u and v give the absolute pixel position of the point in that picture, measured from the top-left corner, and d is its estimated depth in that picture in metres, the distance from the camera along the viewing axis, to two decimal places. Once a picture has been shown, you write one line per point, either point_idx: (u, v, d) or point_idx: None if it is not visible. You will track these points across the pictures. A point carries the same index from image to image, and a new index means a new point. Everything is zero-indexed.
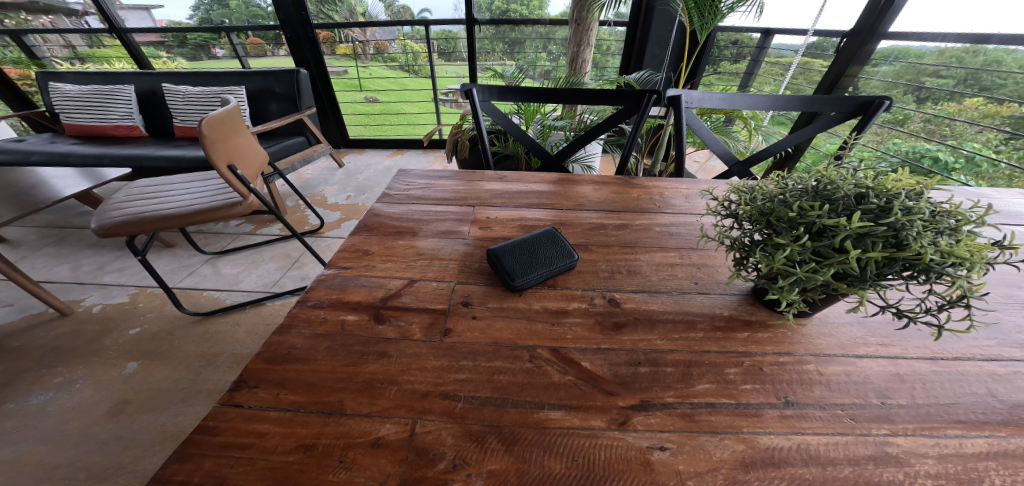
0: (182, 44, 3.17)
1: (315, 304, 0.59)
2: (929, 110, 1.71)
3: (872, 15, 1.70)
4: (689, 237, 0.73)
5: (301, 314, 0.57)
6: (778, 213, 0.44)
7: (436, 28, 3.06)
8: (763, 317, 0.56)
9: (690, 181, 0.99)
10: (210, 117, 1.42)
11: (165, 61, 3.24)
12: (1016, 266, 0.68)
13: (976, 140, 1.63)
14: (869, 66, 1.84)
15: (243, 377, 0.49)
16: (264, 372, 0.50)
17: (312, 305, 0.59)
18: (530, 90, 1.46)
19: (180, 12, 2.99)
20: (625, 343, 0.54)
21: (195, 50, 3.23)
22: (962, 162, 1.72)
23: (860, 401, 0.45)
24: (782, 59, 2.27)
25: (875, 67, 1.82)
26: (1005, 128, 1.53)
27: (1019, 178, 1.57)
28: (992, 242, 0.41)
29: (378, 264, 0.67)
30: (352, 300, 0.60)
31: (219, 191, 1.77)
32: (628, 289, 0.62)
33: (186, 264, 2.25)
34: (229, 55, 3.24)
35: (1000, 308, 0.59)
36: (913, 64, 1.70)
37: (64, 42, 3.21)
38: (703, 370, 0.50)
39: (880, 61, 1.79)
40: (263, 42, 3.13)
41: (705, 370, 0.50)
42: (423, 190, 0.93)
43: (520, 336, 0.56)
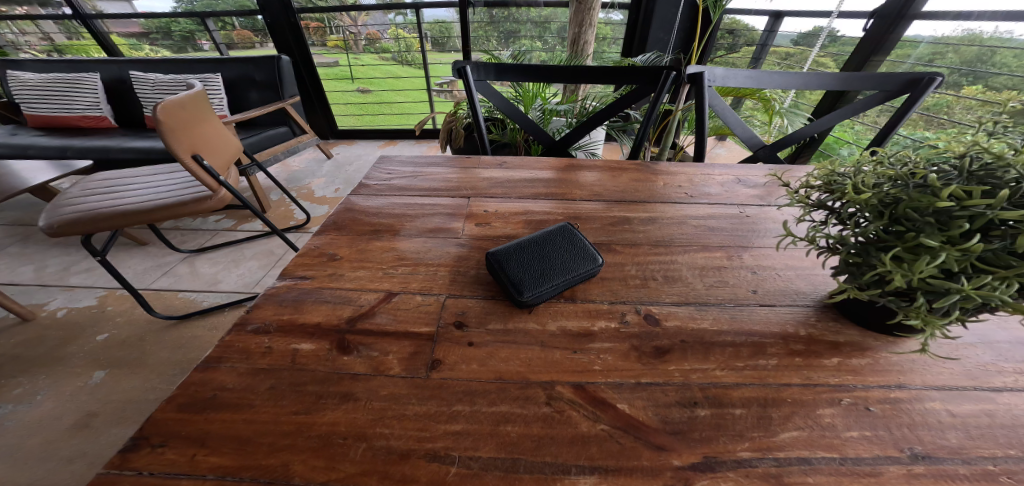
0: (167, 36, 2.95)
1: (259, 328, 0.44)
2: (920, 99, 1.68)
3: None
4: (735, 233, 0.60)
5: (237, 341, 0.43)
6: (920, 203, 0.31)
7: (428, 16, 2.88)
8: (852, 337, 0.42)
9: (720, 167, 0.85)
10: (166, 102, 1.24)
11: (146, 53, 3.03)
12: None
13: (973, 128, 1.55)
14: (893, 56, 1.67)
15: (145, 431, 0.35)
16: (176, 425, 0.36)
17: (253, 329, 0.44)
18: (531, 68, 1.30)
19: (163, 4, 2.78)
20: (672, 376, 0.41)
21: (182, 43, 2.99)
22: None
23: (1018, 454, 0.32)
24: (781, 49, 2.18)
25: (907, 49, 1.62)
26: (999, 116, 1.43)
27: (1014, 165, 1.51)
28: None
29: (346, 271, 0.52)
30: (309, 321, 0.45)
31: (187, 184, 1.60)
32: (668, 301, 0.48)
33: (161, 263, 2.07)
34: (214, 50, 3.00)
35: None
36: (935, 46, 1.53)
37: (42, 35, 3.03)
38: (787, 411, 0.36)
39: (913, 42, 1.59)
40: (253, 34, 2.91)
41: (789, 411, 0.36)
42: (408, 179, 0.78)
43: (531, 368, 0.42)
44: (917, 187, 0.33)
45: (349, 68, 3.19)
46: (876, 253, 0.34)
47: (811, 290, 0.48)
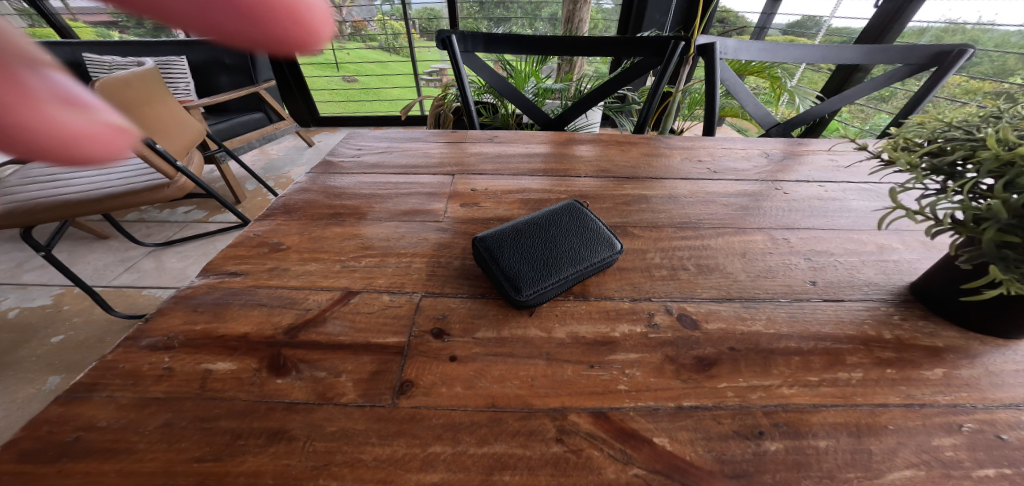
0: None
1: (161, 341, 0.32)
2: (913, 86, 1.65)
3: None
4: (775, 212, 0.50)
5: (124, 362, 0.31)
6: None
7: (416, 6, 2.69)
8: (950, 341, 0.33)
9: (741, 141, 0.74)
10: (108, 78, 1.09)
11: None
12: None
13: None
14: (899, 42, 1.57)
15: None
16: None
17: (153, 344, 0.32)
18: (524, 38, 1.17)
19: None
20: (726, 397, 0.31)
21: None
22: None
23: None
24: None
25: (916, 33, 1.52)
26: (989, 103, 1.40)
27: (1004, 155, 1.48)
28: None
29: (292, 264, 0.40)
30: (233, 331, 0.33)
31: (141, 171, 1.44)
32: (705, 296, 0.38)
33: (123, 258, 1.90)
34: None
35: None
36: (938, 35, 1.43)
37: None
38: (891, 443, 0.28)
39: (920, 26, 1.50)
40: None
41: (894, 444, 0.28)
42: (381, 155, 0.66)
43: (536, 390, 0.31)
44: None
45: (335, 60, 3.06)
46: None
47: (883, 281, 0.39)
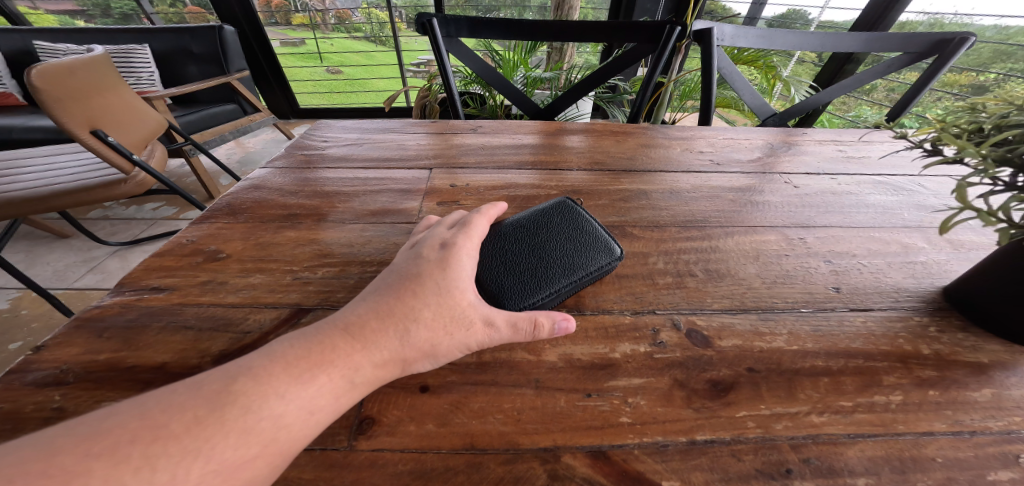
0: (106, 13, 2.56)
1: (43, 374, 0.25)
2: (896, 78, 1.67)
3: None
4: (787, 210, 0.45)
5: (3, 401, 0.23)
6: None
7: None
8: (994, 356, 0.29)
9: (742, 131, 0.70)
10: (46, 64, 0.99)
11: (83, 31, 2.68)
12: None
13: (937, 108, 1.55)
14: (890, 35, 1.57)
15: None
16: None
17: (42, 379, 0.25)
18: (511, 24, 1.10)
19: None
20: (746, 429, 0.25)
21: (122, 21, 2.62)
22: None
23: None
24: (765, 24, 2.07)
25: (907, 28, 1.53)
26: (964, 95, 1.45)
27: None
28: None
29: (232, 277, 0.34)
30: (142, 358, 0.27)
31: (97, 167, 1.34)
32: (714, 307, 0.33)
33: (86, 258, 1.79)
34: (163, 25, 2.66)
35: None
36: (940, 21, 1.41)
37: None
38: (941, 479, 0.22)
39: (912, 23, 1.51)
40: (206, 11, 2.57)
41: (947, 481, 0.22)
42: (350, 147, 0.60)
43: (523, 426, 0.26)
44: None
45: (319, 51, 2.94)
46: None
47: (913, 286, 0.35)
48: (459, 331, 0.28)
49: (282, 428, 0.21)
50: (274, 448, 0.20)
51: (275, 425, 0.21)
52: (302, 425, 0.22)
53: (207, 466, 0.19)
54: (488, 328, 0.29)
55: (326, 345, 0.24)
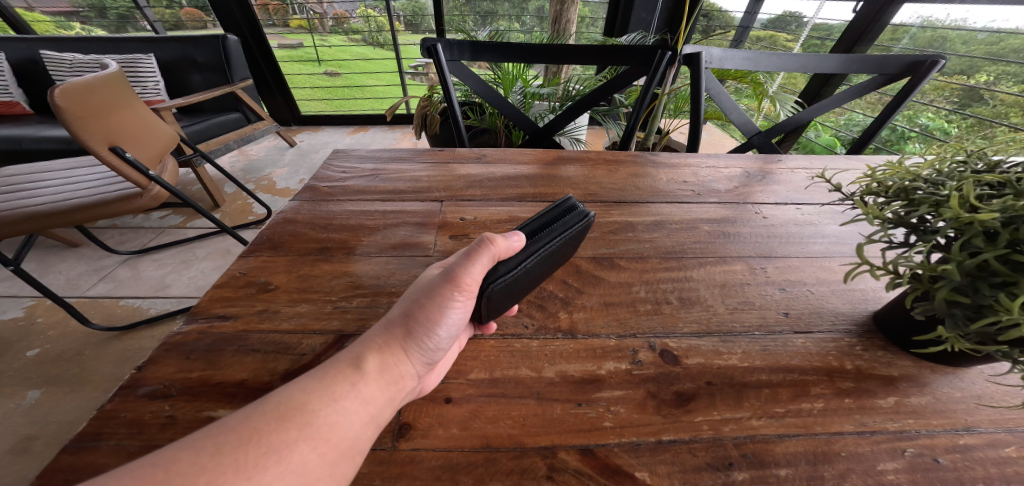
0: (102, 14, 2.62)
1: (153, 390, 0.32)
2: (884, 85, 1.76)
3: None
4: (754, 241, 0.53)
5: (125, 410, 0.30)
6: None
7: None
8: (905, 370, 0.36)
9: (722, 158, 0.77)
10: (67, 84, 1.05)
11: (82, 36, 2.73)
12: None
13: (928, 111, 1.68)
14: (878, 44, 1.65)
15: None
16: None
17: (151, 393, 0.31)
18: (511, 47, 1.17)
19: None
20: (701, 430, 0.32)
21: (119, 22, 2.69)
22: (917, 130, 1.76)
23: None
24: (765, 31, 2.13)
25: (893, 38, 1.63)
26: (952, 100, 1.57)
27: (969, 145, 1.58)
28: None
29: (284, 307, 0.40)
30: (226, 379, 0.33)
31: (113, 180, 1.40)
32: (686, 331, 0.40)
33: (97, 267, 1.85)
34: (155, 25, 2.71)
35: None
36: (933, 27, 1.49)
37: None
38: (842, 469, 0.29)
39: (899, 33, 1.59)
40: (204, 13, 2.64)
41: (844, 470, 0.29)
42: (367, 178, 0.66)
43: (528, 429, 0.33)
44: None
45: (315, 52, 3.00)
46: (992, 292, 0.25)
47: (850, 311, 0.42)
48: (430, 298, 0.35)
49: (311, 415, 0.28)
50: (308, 431, 0.27)
51: (307, 414, 0.28)
52: (326, 409, 0.29)
53: (264, 446, 0.26)
54: (448, 281, 0.35)
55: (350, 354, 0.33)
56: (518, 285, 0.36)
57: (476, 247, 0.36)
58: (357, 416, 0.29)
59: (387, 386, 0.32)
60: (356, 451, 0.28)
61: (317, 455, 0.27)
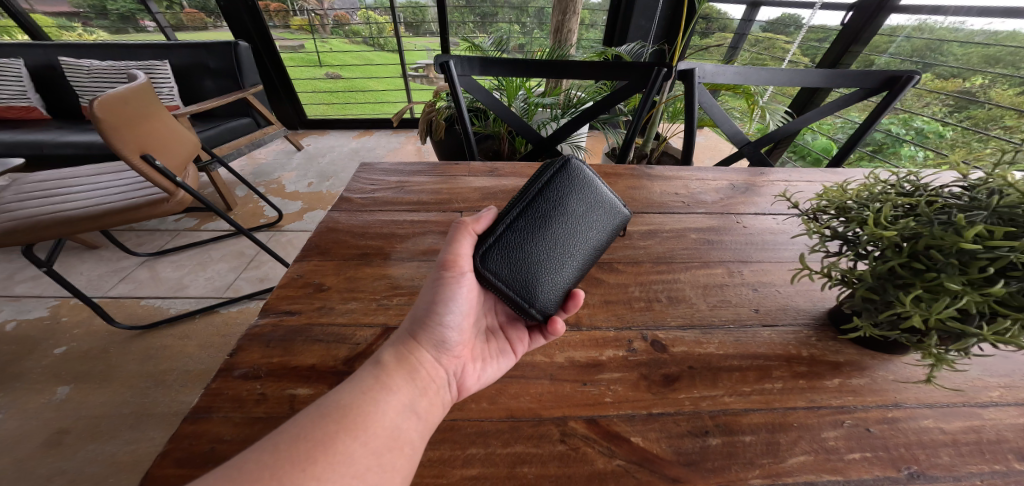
0: (103, 16, 2.72)
1: (246, 373, 0.40)
2: None
3: None
4: (735, 247, 0.61)
5: (229, 388, 0.39)
6: (936, 243, 0.29)
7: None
8: (850, 357, 0.44)
9: (712, 170, 0.84)
10: (106, 96, 1.12)
11: (81, 34, 2.80)
12: None
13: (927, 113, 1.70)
14: (871, 46, 1.70)
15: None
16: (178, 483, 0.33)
17: (245, 375, 0.40)
18: (518, 63, 1.25)
19: None
20: (683, 405, 0.40)
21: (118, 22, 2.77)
22: (913, 132, 1.78)
23: (1001, 470, 0.34)
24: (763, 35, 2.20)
25: (884, 43, 1.68)
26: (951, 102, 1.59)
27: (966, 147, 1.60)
28: None
29: (338, 305, 0.48)
30: (302, 365, 0.41)
31: (139, 185, 1.47)
32: (673, 324, 0.48)
33: (117, 268, 1.93)
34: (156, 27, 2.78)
35: None
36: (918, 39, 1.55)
37: None
38: (793, 436, 0.37)
39: (890, 36, 1.64)
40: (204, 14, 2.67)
41: (794, 436, 0.37)
42: (393, 190, 0.74)
43: (544, 403, 0.41)
44: (943, 223, 0.30)
45: (317, 53, 3.05)
46: (894, 291, 0.31)
47: (810, 307, 0.50)
48: (430, 298, 0.43)
49: (348, 411, 0.34)
50: (350, 425, 0.33)
51: (346, 411, 0.34)
52: (362, 406, 0.35)
53: (317, 441, 0.31)
54: (442, 269, 0.43)
55: (374, 363, 0.39)
56: (518, 249, 0.41)
57: (453, 233, 0.45)
58: (389, 408, 0.36)
59: (409, 380, 0.38)
60: (398, 441, 0.34)
61: (359, 440, 0.33)
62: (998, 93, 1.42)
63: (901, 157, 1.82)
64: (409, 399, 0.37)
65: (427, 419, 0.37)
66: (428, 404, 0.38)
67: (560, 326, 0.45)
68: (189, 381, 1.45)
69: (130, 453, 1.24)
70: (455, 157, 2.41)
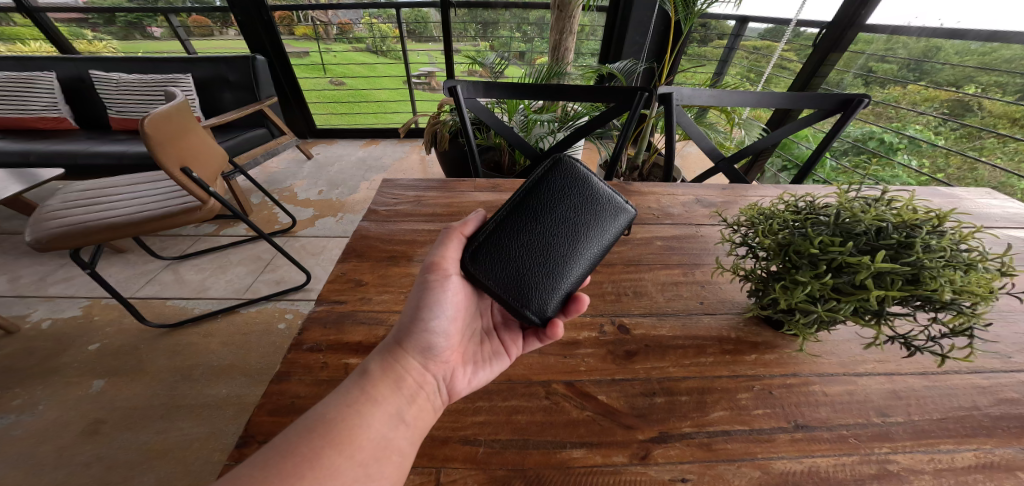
0: (110, 22, 2.87)
1: (312, 347, 0.54)
2: (877, 94, 1.78)
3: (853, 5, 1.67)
4: (692, 253, 0.74)
5: (300, 359, 0.52)
6: (799, 247, 0.43)
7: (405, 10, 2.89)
8: (767, 338, 0.57)
9: (683, 186, 0.98)
10: (153, 114, 1.27)
11: (92, 41, 2.96)
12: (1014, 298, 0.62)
13: (917, 122, 1.72)
14: (848, 53, 1.79)
15: (249, 433, 0.45)
16: (270, 426, 0.46)
17: (311, 349, 0.54)
18: (518, 86, 1.40)
19: None
20: (638, 373, 0.54)
21: (126, 29, 2.93)
22: (905, 142, 1.79)
23: (863, 421, 0.47)
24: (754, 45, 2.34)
25: (854, 59, 1.81)
26: (943, 111, 1.59)
27: (954, 157, 1.63)
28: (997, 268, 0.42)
29: (375, 296, 0.62)
30: (353, 341, 0.55)
31: (172, 194, 1.62)
32: (636, 312, 0.62)
33: (142, 271, 2.07)
34: (169, 35, 2.93)
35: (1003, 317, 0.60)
36: (882, 58, 1.70)
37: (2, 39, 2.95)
38: (715, 397, 0.51)
39: (858, 52, 1.77)
40: (211, 22, 2.83)
41: (716, 397, 0.51)
42: (411, 202, 0.88)
43: (534, 371, 0.55)
44: (802, 234, 0.44)
45: (323, 63, 3.23)
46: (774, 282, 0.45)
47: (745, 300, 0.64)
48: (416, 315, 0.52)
49: (338, 430, 0.42)
50: (338, 443, 0.41)
51: (335, 428, 0.42)
52: (353, 421, 0.43)
53: (307, 460, 0.39)
54: (429, 277, 0.52)
55: (364, 380, 0.47)
56: (512, 242, 0.51)
57: (443, 239, 0.54)
58: (376, 422, 0.44)
59: (396, 394, 0.47)
60: (387, 451, 0.43)
61: (346, 456, 0.41)
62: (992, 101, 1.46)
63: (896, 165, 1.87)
64: (393, 411, 0.46)
65: (411, 427, 0.46)
66: (412, 413, 0.47)
67: (558, 330, 0.55)
68: (213, 376, 1.57)
69: (161, 442, 1.36)
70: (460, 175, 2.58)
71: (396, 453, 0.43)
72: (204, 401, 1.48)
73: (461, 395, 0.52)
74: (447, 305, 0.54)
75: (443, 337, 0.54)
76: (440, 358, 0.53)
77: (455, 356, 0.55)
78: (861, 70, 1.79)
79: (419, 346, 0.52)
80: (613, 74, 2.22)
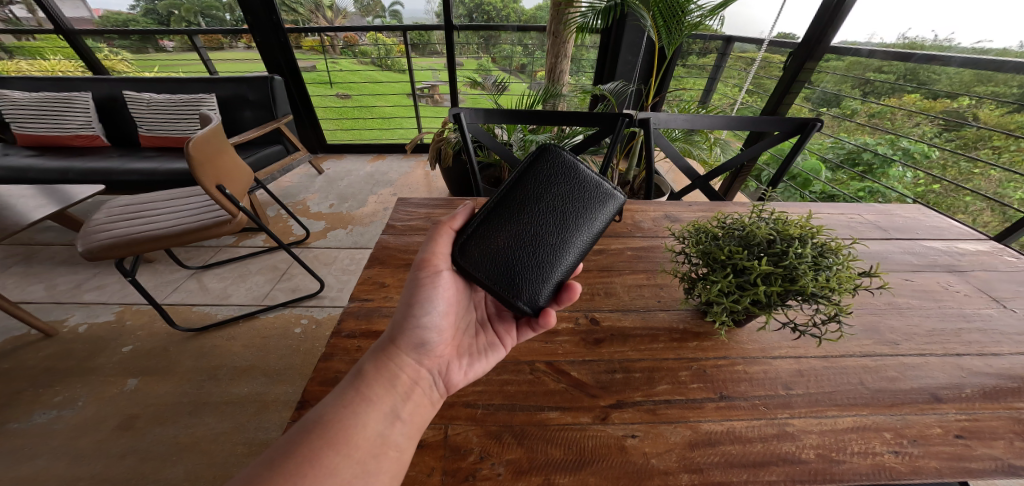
0: (126, 36, 3.05)
1: (349, 334, 0.69)
2: (875, 104, 1.85)
3: (820, 24, 1.81)
4: (656, 261, 0.89)
5: (340, 343, 0.68)
6: (713, 255, 0.58)
7: (410, 26, 3.11)
8: (708, 330, 0.72)
9: (656, 203, 1.13)
10: (195, 138, 1.44)
11: (108, 55, 3.17)
12: (874, 292, 0.80)
13: (914, 133, 1.79)
14: (823, 61, 1.91)
15: (306, 398, 0.60)
16: (321, 393, 0.61)
17: (348, 336, 0.69)
18: (514, 113, 1.58)
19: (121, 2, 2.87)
20: (603, 355, 0.69)
21: (140, 42, 3.11)
22: (900, 153, 1.91)
23: (771, 392, 0.62)
24: (745, 55, 2.46)
25: (828, 63, 1.91)
26: (939, 121, 1.68)
27: (952, 167, 1.75)
28: (862, 272, 0.56)
29: (396, 295, 0.78)
30: (379, 330, 0.71)
31: (205, 208, 1.79)
32: (606, 308, 0.77)
33: (170, 279, 2.25)
34: (182, 49, 3.12)
35: (896, 310, 0.76)
36: (852, 76, 1.87)
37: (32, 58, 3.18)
38: (662, 375, 0.65)
39: (832, 58, 1.89)
40: (221, 37, 3.02)
41: (662, 375, 0.65)
42: (423, 218, 1.04)
43: (522, 354, 0.70)
44: (716, 245, 0.59)
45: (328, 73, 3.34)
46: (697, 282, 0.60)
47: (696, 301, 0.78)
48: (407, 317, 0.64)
49: (337, 433, 0.52)
50: (337, 445, 0.51)
51: (335, 431, 0.52)
52: (351, 425, 0.54)
53: (311, 459, 0.49)
54: (419, 274, 0.65)
55: (360, 387, 0.58)
56: (500, 231, 0.65)
57: (434, 237, 0.66)
58: (372, 423, 0.55)
59: (391, 393, 0.58)
60: (385, 446, 0.54)
61: (345, 454, 0.51)
62: (987, 113, 1.53)
63: (890, 177, 1.98)
64: (386, 411, 0.56)
65: (407, 422, 0.56)
66: (408, 411, 0.57)
67: (551, 318, 0.66)
68: (235, 376, 1.72)
69: (190, 435, 1.50)
70: (461, 192, 2.76)
71: (392, 448, 0.54)
72: (228, 399, 1.62)
73: (455, 385, 0.63)
74: (435, 301, 0.66)
75: (435, 332, 0.66)
76: (432, 353, 0.65)
77: (449, 350, 0.66)
78: (862, 76, 1.84)
79: (416, 344, 0.64)
80: (605, 95, 2.38)
